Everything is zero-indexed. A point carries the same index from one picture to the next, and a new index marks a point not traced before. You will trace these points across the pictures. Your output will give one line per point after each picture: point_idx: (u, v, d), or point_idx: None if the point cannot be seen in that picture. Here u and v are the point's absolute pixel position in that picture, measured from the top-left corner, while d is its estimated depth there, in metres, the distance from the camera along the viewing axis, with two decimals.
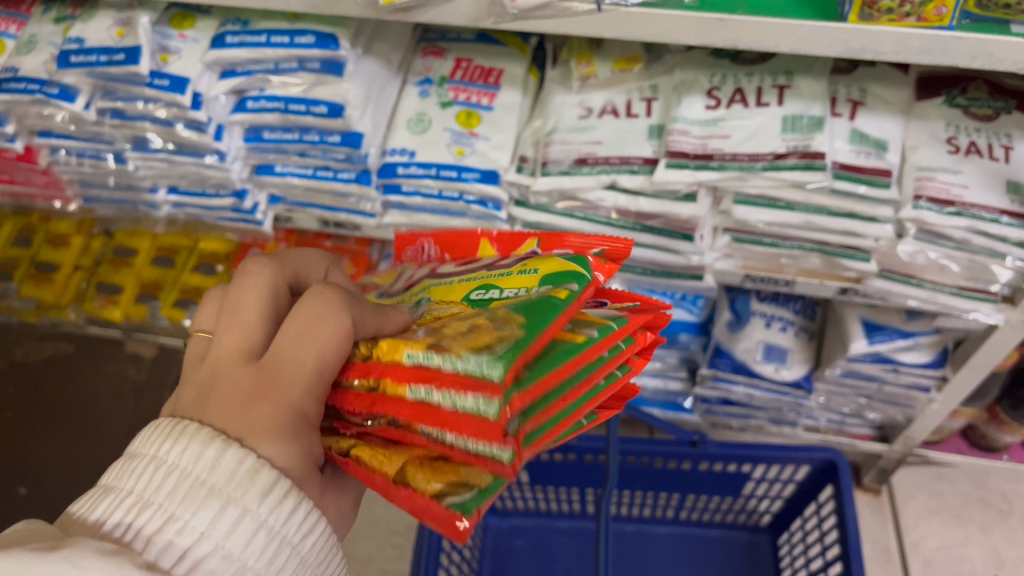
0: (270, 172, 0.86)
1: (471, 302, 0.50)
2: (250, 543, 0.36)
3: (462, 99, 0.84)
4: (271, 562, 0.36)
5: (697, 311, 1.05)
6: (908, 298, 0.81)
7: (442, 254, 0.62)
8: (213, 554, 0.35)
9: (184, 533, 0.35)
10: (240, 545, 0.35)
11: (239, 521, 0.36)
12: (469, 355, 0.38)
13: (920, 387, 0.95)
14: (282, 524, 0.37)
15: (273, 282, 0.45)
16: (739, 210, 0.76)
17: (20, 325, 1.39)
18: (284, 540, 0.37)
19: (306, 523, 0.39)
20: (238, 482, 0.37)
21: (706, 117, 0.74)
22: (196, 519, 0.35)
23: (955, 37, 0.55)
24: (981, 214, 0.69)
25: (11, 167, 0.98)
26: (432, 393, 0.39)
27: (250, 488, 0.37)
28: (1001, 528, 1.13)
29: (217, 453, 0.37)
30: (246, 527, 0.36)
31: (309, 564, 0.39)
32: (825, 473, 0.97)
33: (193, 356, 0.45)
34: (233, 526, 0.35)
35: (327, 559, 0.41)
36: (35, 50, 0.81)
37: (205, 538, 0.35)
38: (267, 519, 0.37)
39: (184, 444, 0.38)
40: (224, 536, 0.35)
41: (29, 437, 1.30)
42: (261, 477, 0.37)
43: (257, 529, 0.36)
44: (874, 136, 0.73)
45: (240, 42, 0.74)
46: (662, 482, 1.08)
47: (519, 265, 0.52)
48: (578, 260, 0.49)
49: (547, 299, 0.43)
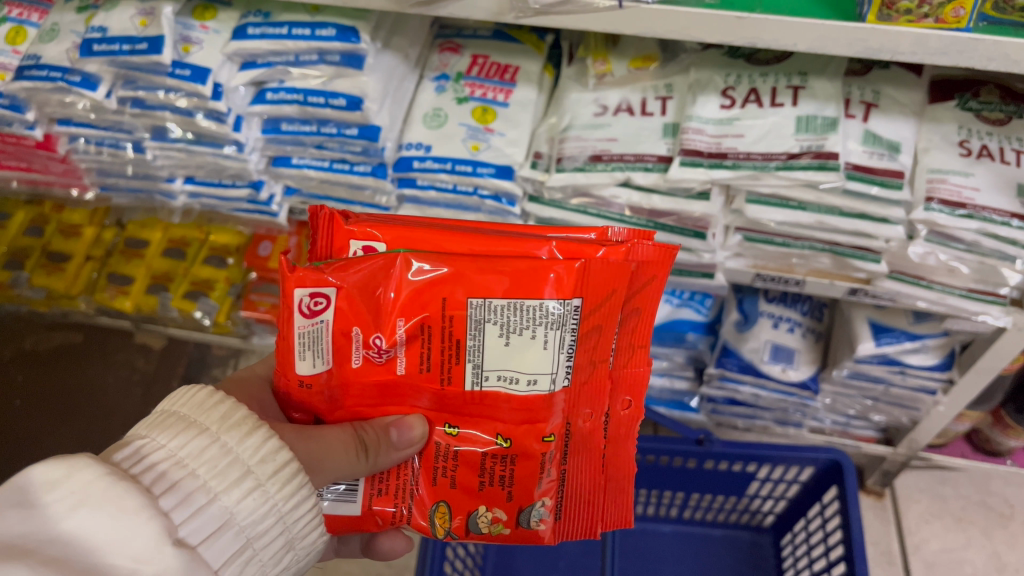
0: (287, 164, 0.88)
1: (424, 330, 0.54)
2: (202, 453, 0.39)
3: (478, 95, 0.84)
4: (223, 474, 0.39)
5: (706, 311, 1.06)
6: (918, 300, 0.82)
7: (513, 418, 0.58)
8: (165, 457, 0.38)
9: (148, 444, 0.39)
10: (193, 453, 0.39)
11: (196, 435, 0.40)
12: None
13: (926, 390, 0.95)
14: (236, 443, 0.41)
15: None
16: (751, 209, 0.77)
17: (31, 314, 1.40)
18: (238, 458, 0.40)
19: (262, 450, 0.41)
20: (203, 412, 0.42)
21: (721, 116, 0.75)
22: (157, 435, 0.39)
23: (972, 39, 0.56)
24: (991, 216, 0.70)
25: (28, 154, 0.98)
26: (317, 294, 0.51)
27: (211, 414, 0.41)
28: (1002, 532, 1.13)
29: (190, 396, 0.43)
30: (201, 441, 0.40)
31: (271, 496, 0.40)
32: (830, 473, 0.97)
33: None
34: (189, 439, 0.39)
35: (299, 504, 0.42)
36: (57, 39, 0.82)
37: (162, 446, 0.39)
38: (222, 439, 0.40)
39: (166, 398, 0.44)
40: (180, 446, 0.39)
41: (37, 425, 1.31)
42: (222, 406, 0.42)
43: (210, 444, 0.40)
44: (887, 138, 0.73)
45: (262, 34, 0.75)
46: (667, 480, 1.09)
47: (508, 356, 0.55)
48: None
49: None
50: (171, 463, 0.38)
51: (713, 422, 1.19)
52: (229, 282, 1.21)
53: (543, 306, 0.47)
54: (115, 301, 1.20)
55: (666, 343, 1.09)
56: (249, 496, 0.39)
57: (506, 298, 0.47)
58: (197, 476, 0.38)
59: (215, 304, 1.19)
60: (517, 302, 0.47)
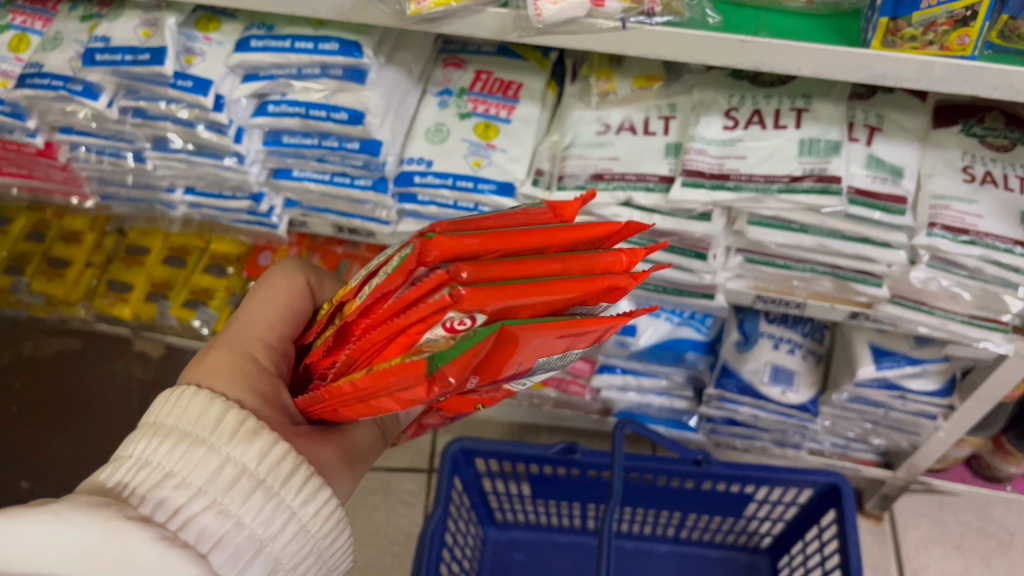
0: (287, 176, 0.88)
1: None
2: (247, 500, 0.39)
3: (481, 111, 0.84)
4: (269, 522, 0.40)
5: (705, 330, 1.04)
6: (919, 325, 0.81)
7: None
8: (210, 508, 0.38)
9: (184, 488, 0.38)
10: (238, 501, 0.39)
11: (238, 478, 0.39)
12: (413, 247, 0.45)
13: (926, 415, 0.95)
14: (280, 486, 0.41)
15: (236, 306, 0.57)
16: (753, 230, 0.77)
17: (29, 320, 1.40)
18: (281, 502, 0.41)
19: (305, 492, 0.42)
20: (236, 444, 0.41)
21: (724, 137, 0.74)
22: (194, 475, 0.39)
23: (977, 67, 0.55)
24: (994, 243, 0.69)
25: (29, 161, 0.98)
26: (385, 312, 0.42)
27: (248, 448, 0.41)
28: (1001, 559, 1.12)
29: (217, 418, 0.42)
30: (244, 485, 0.40)
31: (311, 535, 0.42)
32: (829, 496, 0.96)
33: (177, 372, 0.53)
34: (231, 483, 0.39)
35: (334, 537, 0.45)
36: (60, 47, 0.82)
37: (202, 493, 0.38)
38: (264, 479, 0.41)
39: (181, 408, 0.42)
40: (222, 491, 0.39)
41: (33, 431, 1.30)
42: (258, 440, 0.41)
43: (255, 489, 0.40)
44: (891, 162, 0.73)
45: (264, 47, 0.75)
46: (664, 500, 1.08)
47: None
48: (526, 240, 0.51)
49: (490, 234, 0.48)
50: (218, 517, 0.38)
51: (711, 441, 1.19)
52: (229, 291, 1.21)
53: (586, 350, 0.46)
54: (114, 308, 1.21)
55: (666, 362, 1.07)
56: (292, 539, 0.41)
57: (569, 352, 0.44)
58: (245, 528, 0.39)
59: (214, 313, 1.19)
60: (571, 352, 0.45)
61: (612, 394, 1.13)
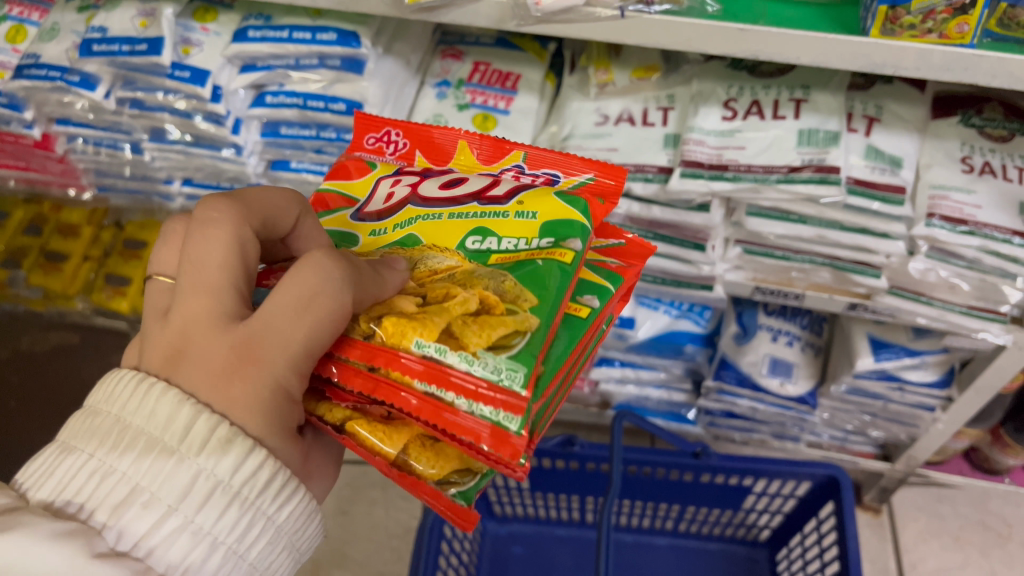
0: (286, 167, 0.87)
1: (467, 249, 0.52)
2: (221, 516, 0.37)
3: (479, 102, 0.84)
4: (243, 535, 0.38)
5: (704, 323, 1.03)
6: (918, 316, 0.81)
7: (412, 150, 0.62)
8: (182, 530, 0.36)
9: (153, 510, 0.36)
10: (211, 520, 0.37)
11: (210, 492, 0.37)
12: (494, 359, 0.43)
13: (925, 407, 0.94)
14: (256, 496, 0.39)
15: (239, 227, 0.43)
16: (752, 221, 0.77)
17: (26, 314, 1.36)
18: (257, 512, 0.39)
19: (280, 495, 0.40)
20: (207, 454, 0.38)
21: (723, 128, 0.74)
22: (165, 492, 0.36)
23: (976, 55, 0.55)
24: (993, 234, 0.69)
25: (27, 153, 0.98)
26: (444, 395, 0.43)
27: (221, 459, 0.38)
28: (999, 552, 1.12)
29: (187, 423, 0.38)
30: (217, 501, 0.37)
31: (284, 533, 0.41)
32: (827, 489, 0.96)
33: (155, 307, 0.44)
34: (203, 500, 0.37)
35: (305, 526, 0.43)
36: (57, 38, 0.81)
37: (174, 513, 0.36)
38: (239, 491, 0.38)
39: (147, 409, 0.39)
40: (194, 510, 0.36)
41: (30, 424, 1.28)
42: (232, 448, 0.38)
43: (229, 502, 0.38)
44: (890, 152, 0.73)
45: (262, 37, 0.75)
46: (662, 493, 1.08)
47: (514, 202, 0.54)
48: (574, 201, 0.53)
49: (552, 262, 0.49)
50: (189, 540, 0.36)
51: (710, 434, 1.19)
52: None
53: None
54: (113, 302, 1.23)
55: (665, 355, 1.06)
56: (266, 545, 0.40)
57: None
58: (219, 546, 0.37)
59: None
60: None
61: (611, 386, 1.13)
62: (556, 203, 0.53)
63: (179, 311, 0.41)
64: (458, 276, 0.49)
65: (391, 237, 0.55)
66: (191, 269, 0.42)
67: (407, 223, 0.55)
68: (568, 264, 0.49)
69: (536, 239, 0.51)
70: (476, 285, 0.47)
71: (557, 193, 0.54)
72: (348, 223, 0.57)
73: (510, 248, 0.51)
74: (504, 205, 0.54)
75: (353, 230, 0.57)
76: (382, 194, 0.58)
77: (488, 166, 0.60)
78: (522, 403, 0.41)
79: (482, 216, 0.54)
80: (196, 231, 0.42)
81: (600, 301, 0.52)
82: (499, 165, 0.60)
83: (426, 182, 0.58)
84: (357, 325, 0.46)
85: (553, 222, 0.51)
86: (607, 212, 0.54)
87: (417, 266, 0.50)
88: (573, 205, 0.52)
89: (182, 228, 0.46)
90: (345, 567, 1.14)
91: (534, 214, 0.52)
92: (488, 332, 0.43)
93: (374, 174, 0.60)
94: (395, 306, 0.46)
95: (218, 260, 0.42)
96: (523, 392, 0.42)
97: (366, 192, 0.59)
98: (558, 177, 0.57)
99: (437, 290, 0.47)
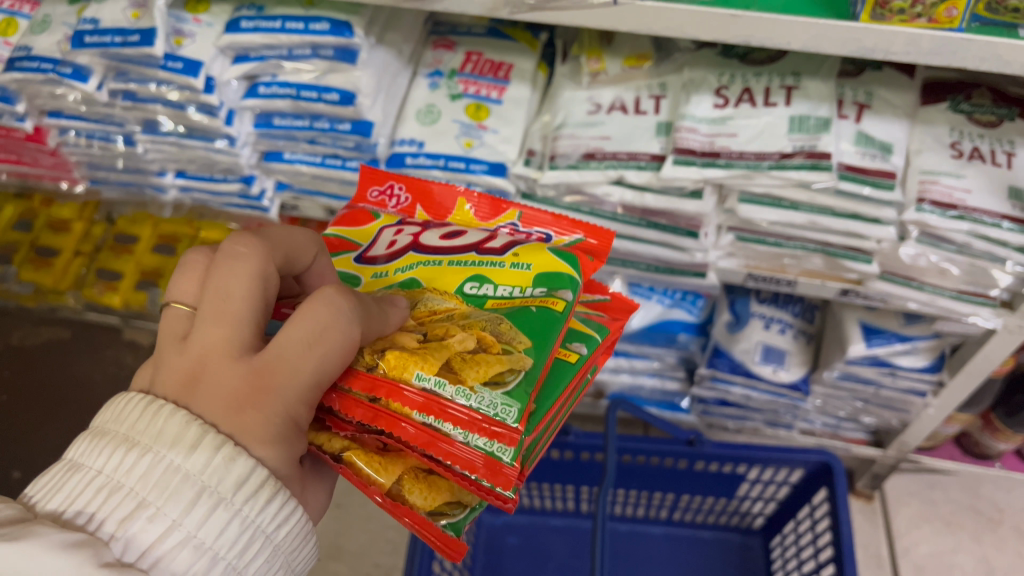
0: (280, 158, 0.87)
1: (466, 295, 0.53)
2: (223, 532, 0.37)
3: (472, 92, 0.85)
4: (242, 551, 0.38)
5: (697, 312, 1.04)
6: (908, 301, 0.82)
7: (413, 204, 0.63)
8: (185, 543, 0.36)
9: (157, 521, 0.36)
10: (213, 535, 0.37)
11: (214, 508, 0.37)
12: (489, 395, 0.45)
13: (916, 392, 0.95)
14: (256, 514, 0.39)
15: (266, 264, 0.43)
16: (743, 208, 0.77)
17: (18, 309, 1.31)
18: (257, 530, 0.39)
19: (280, 514, 0.41)
20: (211, 471, 0.38)
21: (714, 115, 0.75)
22: (170, 506, 0.36)
23: (965, 39, 0.56)
24: (982, 218, 0.70)
25: (18, 146, 0.98)
26: (441, 426, 0.44)
27: (225, 476, 0.38)
28: (991, 536, 1.14)
29: (193, 440, 0.38)
30: (221, 517, 0.37)
31: (281, 552, 0.41)
32: (821, 475, 0.97)
33: (172, 335, 0.43)
34: (205, 515, 0.37)
35: (301, 547, 0.44)
36: (49, 30, 0.82)
37: (178, 528, 0.36)
38: (241, 509, 0.38)
39: (156, 428, 0.39)
40: (196, 525, 0.37)
41: (24, 421, 1.21)
42: (236, 465, 0.38)
43: (230, 518, 0.38)
44: (880, 138, 0.73)
45: (255, 28, 0.75)
46: (657, 482, 1.09)
47: (510, 254, 0.56)
48: (567, 257, 0.55)
49: (545, 311, 0.51)
50: (191, 554, 0.36)
51: (704, 423, 1.20)
52: None
53: None
54: (104, 297, 1.22)
55: (657, 344, 1.07)
56: (263, 562, 0.40)
57: None
58: (219, 562, 0.37)
59: None
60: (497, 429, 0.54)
61: (605, 376, 1.14)
62: (550, 257, 0.55)
63: (198, 340, 0.41)
64: (456, 317, 0.50)
65: (394, 278, 0.56)
66: (214, 300, 0.41)
67: (409, 267, 0.56)
68: (558, 312, 0.51)
69: (530, 287, 0.53)
70: (475, 327, 0.49)
71: (551, 249, 0.56)
72: (351, 264, 0.58)
73: (507, 295, 0.53)
74: (500, 256, 0.56)
75: (357, 272, 0.57)
76: (384, 242, 0.59)
77: (486, 222, 0.61)
78: (514, 436, 0.43)
79: (480, 265, 0.55)
80: (224, 263, 0.42)
81: (588, 348, 0.54)
82: (496, 222, 0.61)
83: (427, 233, 0.59)
84: (362, 357, 0.47)
85: (546, 274, 0.53)
86: (597, 270, 0.57)
87: (417, 307, 0.51)
88: (565, 259, 0.55)
89: (202, 260, 0.45)
90: (341, 559, 1.14)
91: (528, 265, 0.54)
92: (484, 367, 0.45)
93: (376, 223, 0.62)
94: (397, 342, 0.47)
95: (242, 293, 0.41)
96: (516, 425, 0.44)
97: (369, 238, 0.60)
98: (550, 237, 0.59)
99: (436, 328, 0.49)
